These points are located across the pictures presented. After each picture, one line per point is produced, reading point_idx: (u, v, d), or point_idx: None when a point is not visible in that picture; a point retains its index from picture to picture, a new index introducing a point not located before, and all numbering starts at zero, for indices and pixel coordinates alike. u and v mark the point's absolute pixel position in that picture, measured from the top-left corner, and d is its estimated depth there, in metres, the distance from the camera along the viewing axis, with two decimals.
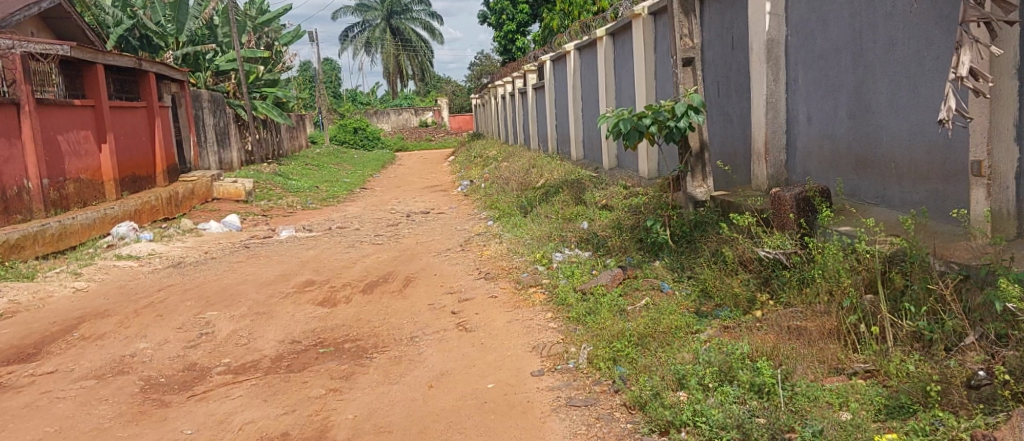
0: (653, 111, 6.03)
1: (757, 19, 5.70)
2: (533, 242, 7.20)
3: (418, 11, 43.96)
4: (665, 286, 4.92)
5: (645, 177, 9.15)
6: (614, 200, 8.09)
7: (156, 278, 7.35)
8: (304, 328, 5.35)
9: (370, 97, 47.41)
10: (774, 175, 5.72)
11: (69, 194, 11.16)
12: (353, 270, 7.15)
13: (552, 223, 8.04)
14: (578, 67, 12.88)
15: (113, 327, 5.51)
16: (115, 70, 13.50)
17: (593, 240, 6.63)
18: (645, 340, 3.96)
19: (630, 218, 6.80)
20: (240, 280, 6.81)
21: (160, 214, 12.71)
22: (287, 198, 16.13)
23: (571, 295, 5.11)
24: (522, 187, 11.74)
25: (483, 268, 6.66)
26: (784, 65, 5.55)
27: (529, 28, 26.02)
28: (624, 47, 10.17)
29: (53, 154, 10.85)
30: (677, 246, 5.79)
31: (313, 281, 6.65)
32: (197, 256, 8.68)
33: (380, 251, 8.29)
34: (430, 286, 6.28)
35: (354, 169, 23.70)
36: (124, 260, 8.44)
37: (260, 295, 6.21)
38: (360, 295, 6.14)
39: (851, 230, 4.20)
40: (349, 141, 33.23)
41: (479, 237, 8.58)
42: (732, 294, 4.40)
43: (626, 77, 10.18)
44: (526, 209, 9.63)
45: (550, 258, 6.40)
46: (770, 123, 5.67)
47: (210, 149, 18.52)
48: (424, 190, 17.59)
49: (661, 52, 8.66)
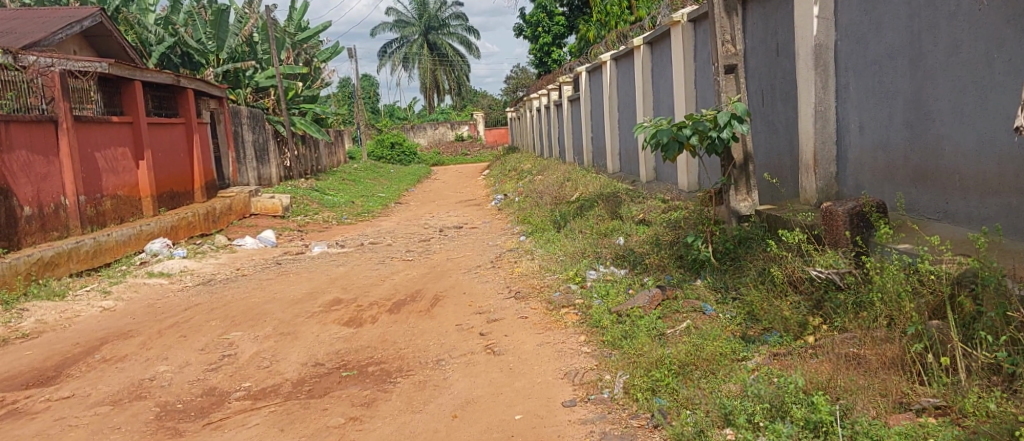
0: (693, 121, 5.73)
1: (804, 24, 5.37)
2: (566, 259, 6.92)
3: (455, 27, 44.22)
4: (708, 309, 4.60)
5: (685, 190, 8.83)
6: (652, 215, 7.79)
7: (184, 296, 7.27)
8: (328, 350, 5.15)
9: (408, 112, 47.66)
10: (823, 188, 5.37)
11: (106, 210, 11.24)
12: (381, 288, 6.95)
13: (587, 239, 7.75)
14: (614, 77, 12.60)
15: (135, 349, 5.40)
16: (154, 88, 13.64)
17: (629, 257, 6.34)
18: (687, 369, 3.66)
19: (669, 234, 6.52)
20: (267, 298, 6.67)
21: (196, 230, 12.74)
22: (323, 213, 16.12)
23: (606, 317, 4.80)
24: (556, 201, 11.49)
25: (513, 286, 6.40)
26: (833, 71, 5.21)
27: (566, 40, 25.84)
28: (661, 57, 9.87)
29: (91, 171, 10.94)
30: (720, 263, 5.46)
31: (340, 300, 6.46)
32: (228, 273, 8.61)
33: (410, 268, 8.10)
34: (458, 305, 6.04)
35: (390, 183, 23.71)
36: (155, 277, 8.41)
37: (285, 313, 6.05)
38: (387, 314, 5.93)
39: (912, 248, 3.84)
40: (386, 156, 33.39)
41: (511, 253, 8.33)
42: (781, 317, 4.07)
43: (664, 87, 9.90)
44: (559, 223, 9.37)
45: (584, 276, 6.11)
46: (818, 134, 5.33)
47: (249, 165, 18.65)
48: (458, 204, 17.43)
49: (701, 60, 8.37)
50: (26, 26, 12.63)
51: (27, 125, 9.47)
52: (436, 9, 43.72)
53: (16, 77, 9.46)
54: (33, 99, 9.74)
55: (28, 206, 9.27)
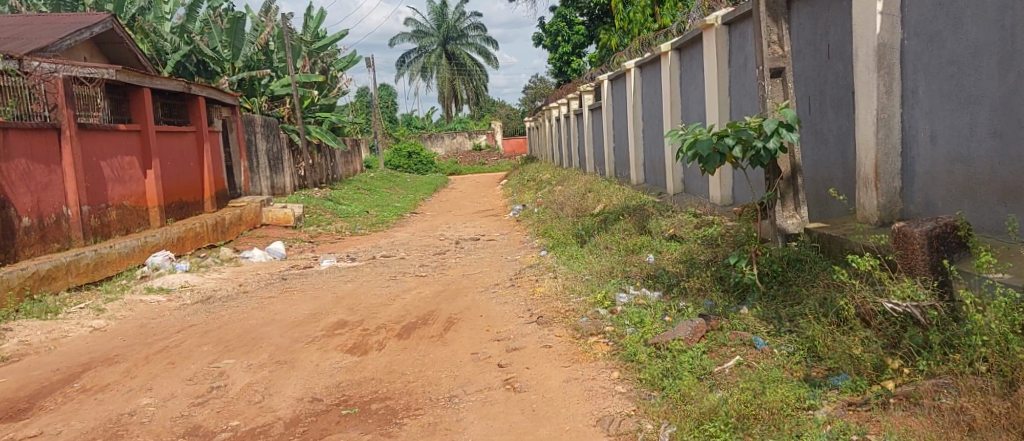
0: (736, 129, 5.15)
1: (863, 22, 4.81)
2: (592, 279, 6.34)
3: (474, 36, 43.89)
4: (760, 343, 4.05)
5: (717, 204, 8.25)
6: (684, 230, 7.21)
7: (180, 315, 6.76)
8: (328, 383, 4.61)
9: (425, 121, 47.26)
10: (886, 205, 4.79)
11: (110, 221, 10.81)
12: (390, 308, 6.41)
13: (613, 256, 7.17)
14: (639, 85, 12.03)
15: (117, 377, 4.88)
16: (165, 95, 13.24)
17: (662, 279, 5.77)
18: (746, 423, 3.11)
19: (707, 253, 5.95)
20: (266, 319, 6.13)
21: (204, 241, 12.32)
22: (336, 223, 15.68)
23: (642, 350, 4.23)
24: (578, 213, 10.92)
25: (535, 309, 5.82)
26: (898, 73, 4.65)
27: (586, 49, 25.30)
28: (692, 62, 9.30)
29: (95, 180, 10.53)
30: (767, 288, 4.91)
31: (345, 322, 5.92)
32: (230, 289, 8.10)
33: (422, 285, 7.55)
34: (474, 330, 5.48)
35: (406, 193, 23.28)
36: (153, 294, 7.92)
37: (284, 338, 5.51)
38: (395, 340, 5.38)
39: (1013, 279, 3.29)
40: (403, 165, 32.95)
41: (532, 270, 7.76)
42: (847, 354, 3.53)
43: (693, 95, 9.33)
44: (582, 238, 8.80)
45: (613, 300, 5.52)
46: (881, 144, 4.76)
47: (262, 174, 18.25)
48: (475, 214, 16.91)
49: (737, 65, 7.81)
50: (34, 31, 12.28)
51: (28, 132, 9.06)
52: (454, 19, 43.29)
53: (16, 83, 9.03)
54: (35, 105, 9.32)
55: (27, 216, 8.84)
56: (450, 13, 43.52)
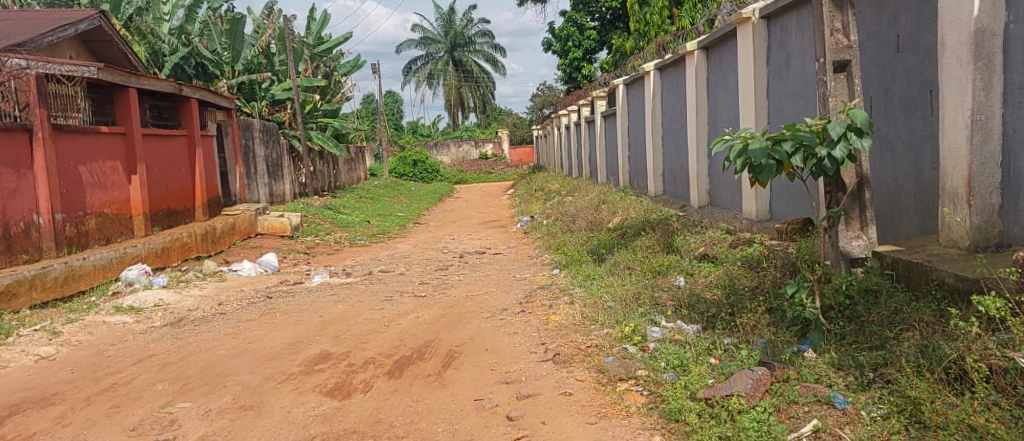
0: (795, 132, 4.36)
1: (950, 3, 3.97)
2: (616, 307, 5.48)
3: (481, 44, 43.18)
4: (840, 401, 3.24)
5: (752, 219, 7.41)
6: (717, 249, 6.39)
7: (144, 341, 5.92)
8: (298, 437, 3.75)
9: (431, 129, 46.44)
10: (981, 226, 3.93)
11: (88, 230, 9.97)
12: (381, 337, 5.55)
13: (637, 278, 6.33)
14: (658, 89, 11.19)
15: (46, 425, 4.02)
16: (154, 96, 12.49)
17: (701, 311, 4.93)
18: None
19: (754, 284, 5.12)
20: (238, 350, 5.28)
21: (193, 252, 11.53)
22: (335, 234, 14.89)
23: (692, 407, 3.42)
24: (592, 227, 10.05)
25: (549, 343, 4.96)
26: (999, 65, 3.83)
27: (597, 55, 24.51)
28: (721, 62, 8.50)
29: (72, 187, 9.72)
30: (834, 325, 4.12)
31: (328, 354, 5.07)
32: (208, 309, 7.26)
33: (421, 308, 6.71)
34: (478, 367, 4.64)
35: (410, 202, 22.50)
36: (119, 315, 7.06)
37: (252, 374, 4.67)
38: (385, 380, 4.51)
39: None
40: (408, 174, 32.19)
41: (543, 292, 6.90)
42: (968, 424, 2.75)
43: (723, 99, 8.52)
44: (599, 255, 7.95)
45: (643, 336, 4.65)
46: (975, 152, 3.91)
47: (260, 181, 17.46)
48: (481, 226, 16.10)
49: (777, 64, 7.01)
50: (15, 27, 11.51)
51: None
52: (462, 26, 42.51)
53: None
54: (5, 104, 8.50)
55: None
56: (458, 20, 42.77)
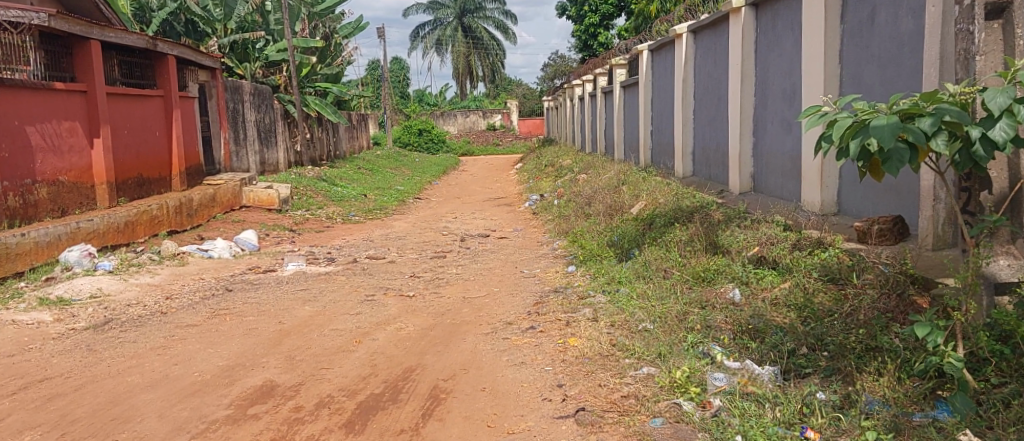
0: (934, 102, 2.99)
1: None
2: (656, 331, 4.17)
3: (492, 10, 41.41)
4: None
5: (813, 211, 6.05)
6: (776, 253, 5.07)
7: (50, 351, 4.64)
8: None
9: (438, 97, 44.87)
10: None
11: (40, 200, 8.53)
12: (349, 360, 4.26)
13: (677, 288, 5.01)
14: (691, 54, 9.77)
15: None
16: (122, 50, 10.99)
17: (773, 346, 3.64)
18: None
19: (844, 308, 3.81)
20: (157, 376, 4.00)
21: (164, 227, 10.20)
22: (328, 208, 13.62)
23: None
24: (612, 212, 8.72)
25: (569, 386, 3.66)
26: None
27: (614, 21, 22.97)
28: (776, 21, 7.09)
29: (20, 150, 8.26)
30: (986, 389, 2.88)
31: (271, 389, 3.78)
32: (149, 305, 5.98)
33: (407, 313, 5.41)
34: (472, 420, 3.34)
35: (412, 174, 21.21)
36: (40, 310, 5.78)
37: (159, 421, 3.39)
38: (338, 437, 3.22)
39: None
40: (412, 144, 30.80)
41: (557, 298, 5.58)
42: None
43: (776, 66, 7.15)
44: (624, 249, 6.64)
45: (702, 386, 3.36)
46: None
47: (250, 147, 16.14)
48: (485, 203, 14.77)
49: (857, 21, 5.63)
50: None
51: None
52: None
53: None
54: None
55: None
56: None
